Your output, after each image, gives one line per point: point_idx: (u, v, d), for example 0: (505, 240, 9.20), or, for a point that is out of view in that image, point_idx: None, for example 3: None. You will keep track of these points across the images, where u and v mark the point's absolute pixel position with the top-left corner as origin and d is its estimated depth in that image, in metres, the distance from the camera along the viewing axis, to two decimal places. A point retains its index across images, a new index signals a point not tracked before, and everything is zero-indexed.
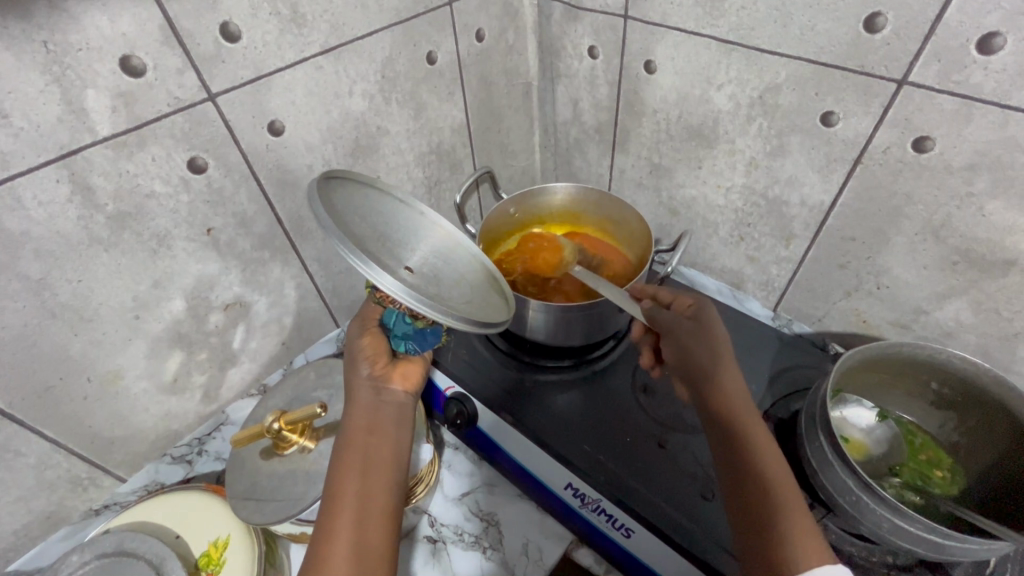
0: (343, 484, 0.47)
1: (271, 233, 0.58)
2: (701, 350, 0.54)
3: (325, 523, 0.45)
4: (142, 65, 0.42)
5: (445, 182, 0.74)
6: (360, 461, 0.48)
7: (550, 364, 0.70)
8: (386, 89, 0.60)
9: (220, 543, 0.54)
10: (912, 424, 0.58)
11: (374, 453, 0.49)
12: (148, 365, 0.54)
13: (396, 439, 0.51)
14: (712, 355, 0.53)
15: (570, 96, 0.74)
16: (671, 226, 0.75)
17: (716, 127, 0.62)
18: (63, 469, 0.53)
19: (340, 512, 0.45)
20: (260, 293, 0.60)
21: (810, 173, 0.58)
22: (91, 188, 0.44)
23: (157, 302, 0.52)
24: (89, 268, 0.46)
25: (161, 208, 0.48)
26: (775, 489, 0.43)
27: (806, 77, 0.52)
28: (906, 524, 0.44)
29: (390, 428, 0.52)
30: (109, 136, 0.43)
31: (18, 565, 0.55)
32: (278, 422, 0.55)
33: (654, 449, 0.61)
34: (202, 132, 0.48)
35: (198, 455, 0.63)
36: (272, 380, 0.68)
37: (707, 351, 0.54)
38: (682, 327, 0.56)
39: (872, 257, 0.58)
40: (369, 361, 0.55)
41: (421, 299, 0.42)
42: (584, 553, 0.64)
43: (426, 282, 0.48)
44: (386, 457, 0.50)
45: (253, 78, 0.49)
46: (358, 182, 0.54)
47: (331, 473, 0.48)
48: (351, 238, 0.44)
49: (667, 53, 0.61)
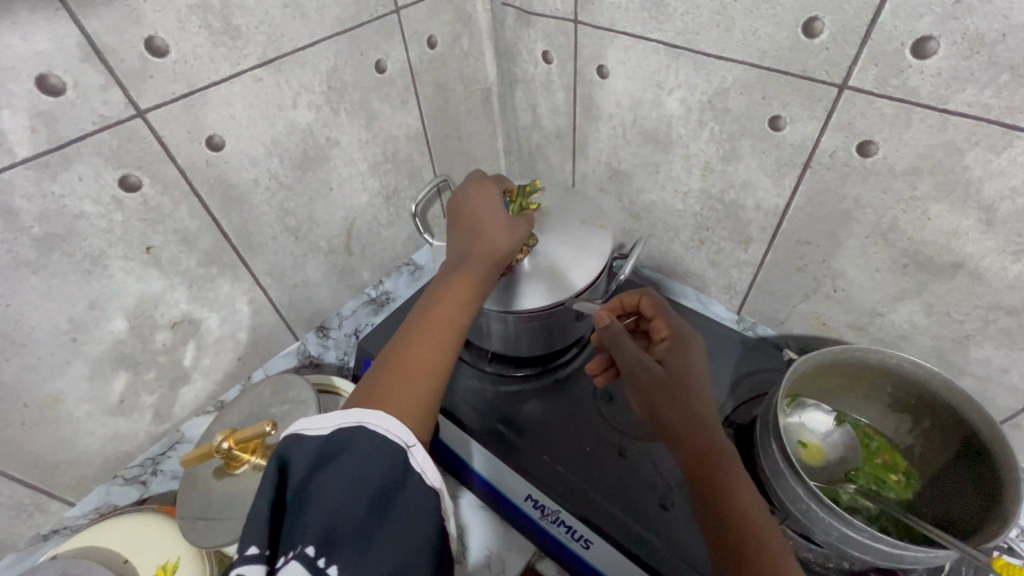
0: (442, 308, 0.46)
1: (217, 249, 0.57)
2: (673, 394, 0.49)
3: (412, 356, 0.42)
4: (61, 84, 0.41)
5: (404, 191, 0.73)
6: (466, 296, 0.47)
7: (513, 374, 0.69)
8: (333, 100, 0.59)
9: (168, 566, 0.54)
10: (868, 427, 0.58)
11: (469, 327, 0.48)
12: (90, 388, 0.53)
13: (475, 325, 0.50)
14: (692, 387, 0.50)
15: (528, 101, 0.73)
16: (634, 231, 0.75)
17: (670, 132, 0.61)
18: (5, 495, 0.52)
19: (433, 330, 0.44)
20: (210, 310, 0.59)
21: (763, 178, 0.57)
22: (13, 211, 0.42)
23: (96, 322, 0.51)
24: (17, 291, 0.45)
25: (93, 228, 0.47)
26: (749, 518, 0.41)
27: (752, 82, 0.52)
28: (852, 532, 0.44)
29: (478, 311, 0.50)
30: (30, 157, 0.42)
31: None
32: (227, 442, 0.54)
33: (615, 458, 0.61)
34: (132, 149, 0.46)
35: (153, 476, 0.62)
36: (229, 396, 0.66)
37: (671, 395, 0.49)
38: (648, 371, 0.51)
39: (827, 260, 0.58)
40: (512, 221, 0.53)
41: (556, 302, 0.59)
42: (548, 563, 0.64)
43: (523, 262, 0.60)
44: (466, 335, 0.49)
45: (185, 92, 0.48)
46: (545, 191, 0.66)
47: (424, 312, 0.46)
48: (583, 235, 0.62)
49: (618, 58, 0.60)
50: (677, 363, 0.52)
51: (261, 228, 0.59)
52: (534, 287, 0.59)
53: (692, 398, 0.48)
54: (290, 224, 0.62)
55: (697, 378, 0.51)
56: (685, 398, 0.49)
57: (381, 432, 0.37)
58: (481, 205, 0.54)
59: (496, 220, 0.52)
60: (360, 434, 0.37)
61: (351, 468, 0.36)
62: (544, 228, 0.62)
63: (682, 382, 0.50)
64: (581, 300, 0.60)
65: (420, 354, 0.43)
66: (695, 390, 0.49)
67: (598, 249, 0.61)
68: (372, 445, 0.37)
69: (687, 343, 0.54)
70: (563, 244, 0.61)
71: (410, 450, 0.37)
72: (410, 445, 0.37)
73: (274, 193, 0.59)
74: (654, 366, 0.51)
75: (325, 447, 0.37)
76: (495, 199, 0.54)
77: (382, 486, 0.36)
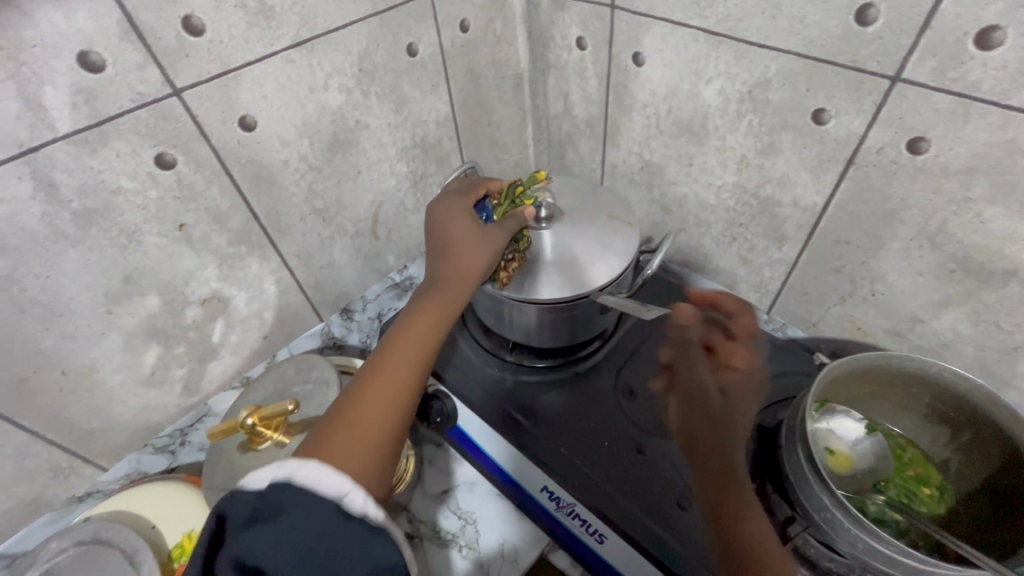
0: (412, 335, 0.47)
1: (247, 228, 0.57)
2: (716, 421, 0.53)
3: (371, 376, 0.43)
4: (101, 61, 0.42)
5: (432, 176, 0.73)
6: (436, 322, 0.48)
7: (533, 364, 0.69)
8: (364, 83, 0.59)
9: (194, 535, 0.56)
10: (902, 438, 0.56)
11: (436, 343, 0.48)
12: (123, 359, 0.55)
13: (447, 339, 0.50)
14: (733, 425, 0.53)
15: (560, 88, 0.72)
16: (664, 224, 0.73)
17: (706, 123, 0.59)
18: (43, 458, 0.54)
19: (399, 352, 0.45)
20: (238, 288, 0.60)
21: (802, 174, 0.55)
22: (54, 185, 0.43)
23: (130, 297, 0.52)
24: (56, 263, 0.46)
25: (129, 205, 0.48)
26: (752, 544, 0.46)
27: (797, 72, 0.49)
28: (880, 545, 0.43)
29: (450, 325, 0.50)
30: (70, 133, 0.42)
31: (5, 547, 0.56)
32: (251, 418, 0.55)
33: (633, 455, 0.60)
34: (167, 127, 0.47)
35: (181, 446, 0.63)
36: (255, 372, 0.68)
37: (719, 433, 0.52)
38: (707, 401, 0.54)
39: (866, 262, 0.55)
40: (484, 238, 0.54)
41: (575, 295, 0.58)
42: (560, 555, 0.64)
43: (518, 266, 0.60)
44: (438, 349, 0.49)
45: (219, 72, 0.48)
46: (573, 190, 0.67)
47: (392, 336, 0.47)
48: (608, 233, 0.62)
49: (655, 45, 0.58)
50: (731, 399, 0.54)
51: (290, 209, 0.60)
52: (553, 277, 0.59)
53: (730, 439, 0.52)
54: (318, 206, 0.63)
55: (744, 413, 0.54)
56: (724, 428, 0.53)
57: (310, 484, 0.34)
58: (453, 225, 0.55)
59: (466, 240, 0.54)
60: (290, 488, 0.34)
61: (278, 535, 0.32)
62: (570, 222, 0.63)
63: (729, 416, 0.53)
64: (604, 294, 0.59)
65: (387, 384, 0.43)
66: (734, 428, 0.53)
67: (622, 246, 0.61)
68: (306, 499, 0.34)
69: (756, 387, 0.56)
70: (585, 239, 0.61)
71: (345, 499, 0.34)
72: (344, 493, 0.34)
73: (303, 175, 0.59)
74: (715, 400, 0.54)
75: (259, 502, 0.34)
76: (466, 218, 0.55)
77: (316, 556, 0.32)
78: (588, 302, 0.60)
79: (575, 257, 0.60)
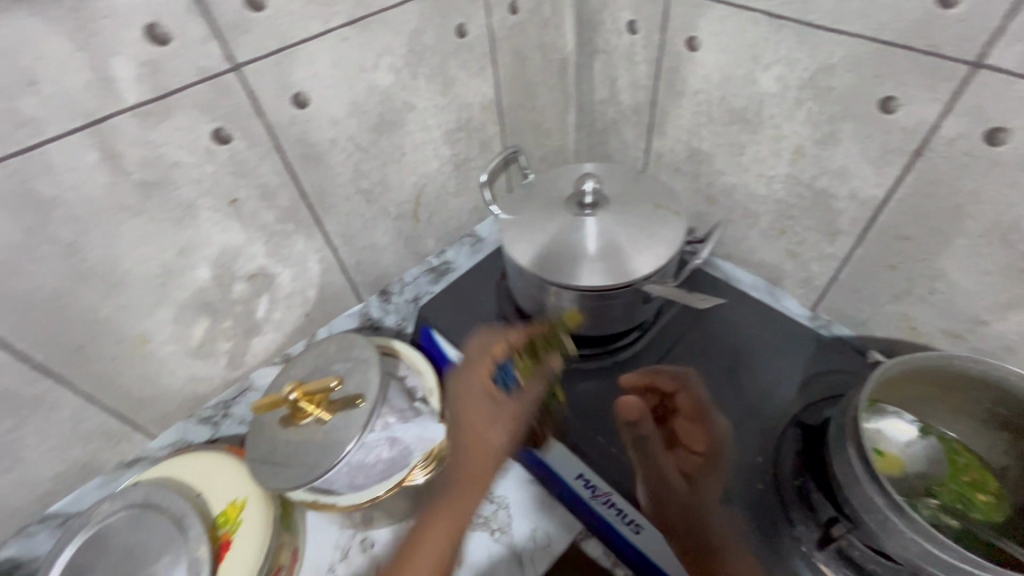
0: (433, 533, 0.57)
1: (295, 206, 0.58)
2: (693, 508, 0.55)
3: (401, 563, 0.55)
4: (167, 34, 0.42)
5: (473, 160, 0.73)
6: (474, 482, 0.60)
7: (571, 352, 0.69)
8: (413, 63, 0.59)
9: (237, 504, 0.59)
10: (956, 442, 0.54)
11: (461, 513, 0.58)
12: (173, 331, 0.56)
13: (471, 504, 0.59)
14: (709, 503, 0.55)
15: (606, 73, 0.71)
16: (708, 215, 0.72)
17: (761, 111, 0.57)
18: (96, 424, 0.55)
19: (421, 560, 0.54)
20: (283, 265, 0.61)
21: (863, 166, 0.53)
22: (118, 155, 0.44)
23: (182, 270, 0.53)
24: (117, 233, 0.47)
25: (186, 178, 0.49)
26: None
27: (865, 57, 0.47)
28: (937, 551, 0.41)
29: (465, 506, 0.58)
30: (136, 105, 0.43)
31: (57, 508, 0.57)
32: (294, 393, 0.57)
33: (673, 447, 0.60)
34: (225, 102, 0.48)
35: (223, 419, 0.66)
36: (295, 350, 0.69)
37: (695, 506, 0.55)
38: (677, 490, 0.55)
39: (928, 259, 0.53)
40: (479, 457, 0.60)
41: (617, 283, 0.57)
42: (593, 543, 0.64)
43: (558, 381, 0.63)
44: (466, 513, 0.58)
45: (277, 49, 0.48)
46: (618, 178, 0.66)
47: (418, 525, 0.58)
48: (652, 223, 0.61)
49: (711, 29, 0.57)
50: (703, 484, 0.57)
51: (337, 189, 0.60)
52: (595, 265, 0.59)
53: (708, 516, 0.55)
54: (363, 186, 0.63)
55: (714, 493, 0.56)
56: (698, 511, 0.55)
57: None
58: (472, 407, 0.61)
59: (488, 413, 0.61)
60: None
61: None
62: (616, 210, 0.62)
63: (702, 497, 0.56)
64: (649, 283, 0.58)
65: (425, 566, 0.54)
66: (704, 504, 0.55)
67: (668, 234, 0.60)
68: None
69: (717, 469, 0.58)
70: (629, 228, 0.61)
71: None
72: None
73: (351, 155, 0.59)
74: (681, 484, 0.56)
75: None
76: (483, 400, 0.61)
77: None
78: (631, 292, 0.60)
79: (618, 246, 0.59)
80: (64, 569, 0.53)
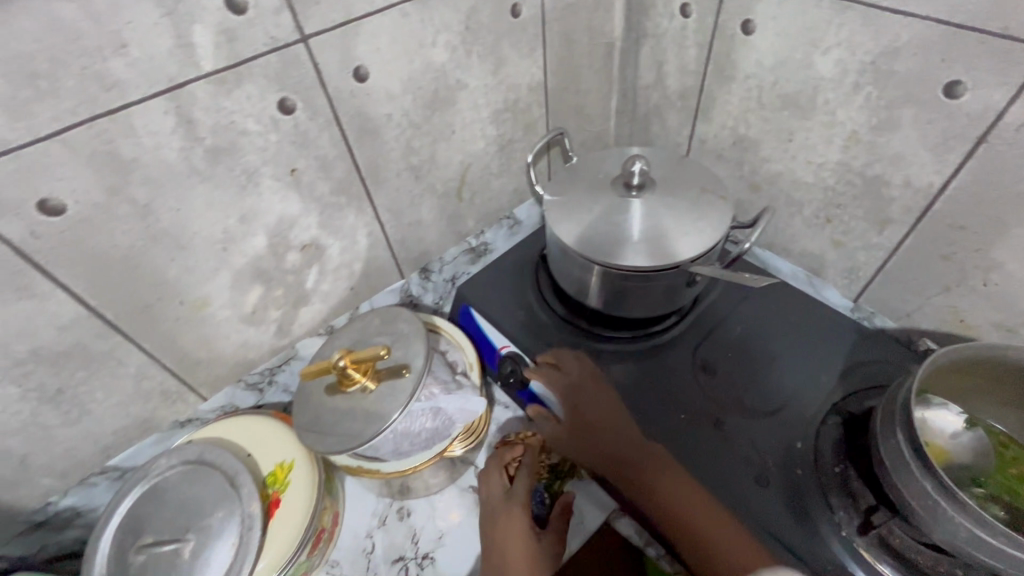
0: None
1: (348, 179, 0.59)
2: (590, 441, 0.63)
3: None
4: (245, 3, 0.44)
5: (518, 142, 0.74)
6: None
7: (609, 334, 0.69)
8: (468, 41, 0.60)
9: (286, 466, 0.61)
10: (1003, 435, 0.54)
11: None
12: (231, 295, 0.58)
13: None
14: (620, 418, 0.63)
15: (654, 58, 0.70)
16: (751, 203, 0.72)
17: (815, 96, 0.57)
18: (156, 383, 0.58)
19: None
20: (334, 237, 0.63)
21: (921, 152, 0.52)
22: (192, 121, 0.46)
23: (243, 236, 0.55)
24: (187, 197, 0.49)
25: (252, 146, 0.50)
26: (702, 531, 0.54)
27: (932, 41, 0.47)
28: (985, 535, 0.42)
29: None
30: (212, 72, 0.45)
31: (116, 461, 0.60)
32: (343, 360, 0.57)
33: (711, 428, 0.60)
34: (292, 73, 0.49)
35: (269, 386, 0.68)
36: (339, 322, 0.71)
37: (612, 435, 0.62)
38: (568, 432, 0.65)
39: (982, 249, 0.53)
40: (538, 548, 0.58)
41: (665, 264, 0.58)
42: (626, 523, 0.65)
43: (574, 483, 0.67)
44: None
45: (343, 22, 0.50)
46: (664, 163, 0.67)
47: None
48: (698, 207, 0.61)
49: (769, 12, 0.56)
50: (590, 412, 0.64)
51: (389, 165, 0.62)
52: (642, 245, 0.59)
53: (619, 435, 0.61)
54: (413, 163, 0.64)
55: (605, 405, 0.63)
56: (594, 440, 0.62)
57: None
58: (518, 546, 0.57)
59: (548, 553, 0.58)
60: None
61: None
62: (663, 193, 0.62)
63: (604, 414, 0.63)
64: (696, 265, 0.58)
65: None
66: (617, 430, 0.61)
67: (715, 218, 0.60)
68: None
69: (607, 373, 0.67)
70: (676, 211, 0.61)
71: None
72: None
73: (404, 131, 0.60)
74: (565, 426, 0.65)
75: None
76: (530, 529, 0.59)
77: None
78: (676, 274, 0.60)
79: (665, 228, 0.59)
80: (123, 518, 0.56)
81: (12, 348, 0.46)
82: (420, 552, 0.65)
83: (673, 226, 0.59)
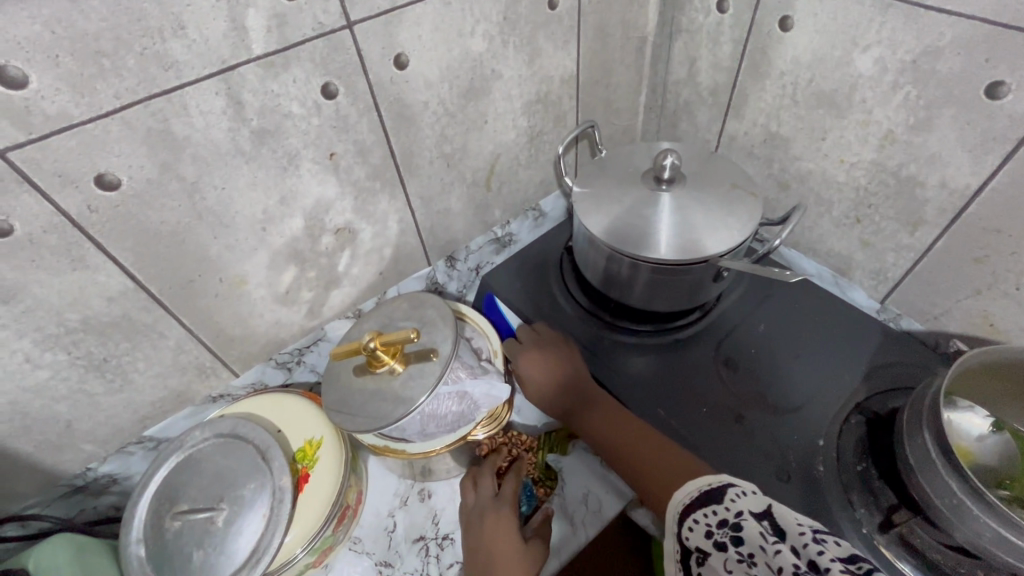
0: None
1: (384, 164, 0.61)
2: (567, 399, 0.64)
3: None
4: None
5: (547, 134, 0.74)
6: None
7: (631, 326, 0.70)
8: (505, 31, 0.60)
9: (314, 443, 0.63)
10: None
11: None
12: (267, 274, 0.60)
13: None
14: (591, 392, 0.63)
15: (687, 53, 0.71)
16: (779, 201, 0.72)
17: (852, 95, 0.57)
18: (193, 357, 0.59)
19: None
20: (366, 222, 0.64)
21: (958, 153, 0.52)
22: (241, 103, 0.47)
23: (282, 217, 0.56)
24: (233, 177, 0.50)
25: (296, 129, 0.52)
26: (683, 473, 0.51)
27: (978, 40, 0.47)
28: (1011, 536, 0.42)
29: None
30: (261, 55, 0.46)
31: (151, 433, 0.62)
32: (373, 341, 0.57)
33: (733, 423, 0.60)
34: (337, 58, 0.50)
35: (297, 365, 0.70)
36: (367, 306, 0.72)
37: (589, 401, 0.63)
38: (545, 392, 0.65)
39: (1016, 253, 0.53)
40: (533, 545, 0.57)
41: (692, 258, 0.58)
42: (641, 513, 0.67)
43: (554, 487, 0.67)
44: None
45: (387, 9, 0.50)
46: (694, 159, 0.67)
47: None
48: (729, 202, 0.61)
49: (809, 8, 0.56)
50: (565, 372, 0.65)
51: (423, 152, 0.63)
52: (671, 238, 0.59)
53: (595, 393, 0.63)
54: (446, 151, 0.65)
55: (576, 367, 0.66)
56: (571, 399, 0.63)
57: None
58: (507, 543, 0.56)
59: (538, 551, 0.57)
60: None
61: None
62: (693, 188, 0.63)
63: (575, 387, 0.64)
64: (725, 260, 0.59)
65: None
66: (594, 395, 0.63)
67: (745, 215, 0.60)
68: None
69: (566, 345, 0.68)
70: (706, 206, 0.61)
71: None
72: None
73: (439, 119, 0.62)
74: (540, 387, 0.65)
75: None
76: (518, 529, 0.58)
77: None
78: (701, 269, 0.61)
79: (694, 223, 0.60)
80: (159, 487, 0.58)
81: (65, 317, 0.48)
82: (440, 533, 0.67)
83: (702, 221, 0.59)
